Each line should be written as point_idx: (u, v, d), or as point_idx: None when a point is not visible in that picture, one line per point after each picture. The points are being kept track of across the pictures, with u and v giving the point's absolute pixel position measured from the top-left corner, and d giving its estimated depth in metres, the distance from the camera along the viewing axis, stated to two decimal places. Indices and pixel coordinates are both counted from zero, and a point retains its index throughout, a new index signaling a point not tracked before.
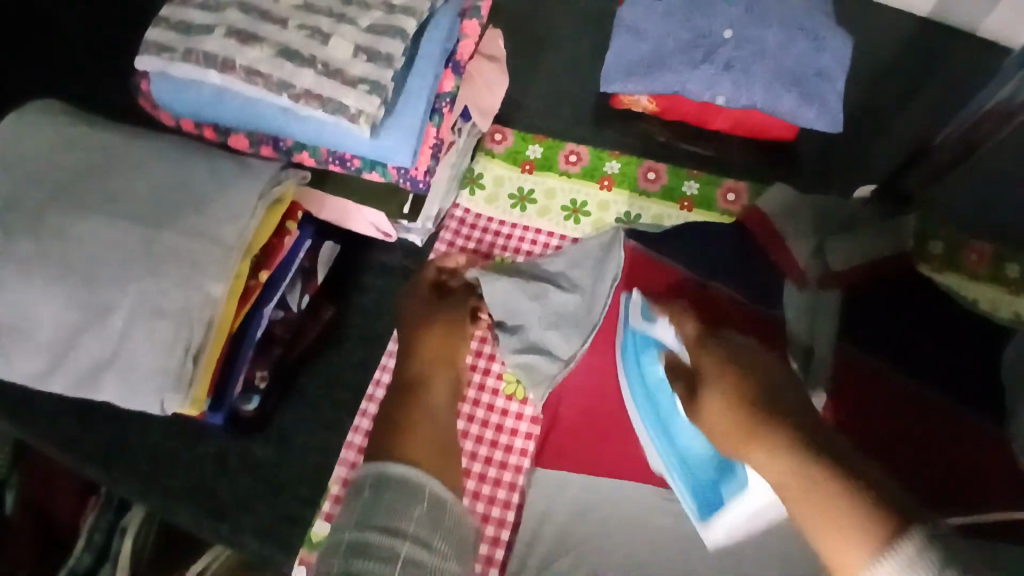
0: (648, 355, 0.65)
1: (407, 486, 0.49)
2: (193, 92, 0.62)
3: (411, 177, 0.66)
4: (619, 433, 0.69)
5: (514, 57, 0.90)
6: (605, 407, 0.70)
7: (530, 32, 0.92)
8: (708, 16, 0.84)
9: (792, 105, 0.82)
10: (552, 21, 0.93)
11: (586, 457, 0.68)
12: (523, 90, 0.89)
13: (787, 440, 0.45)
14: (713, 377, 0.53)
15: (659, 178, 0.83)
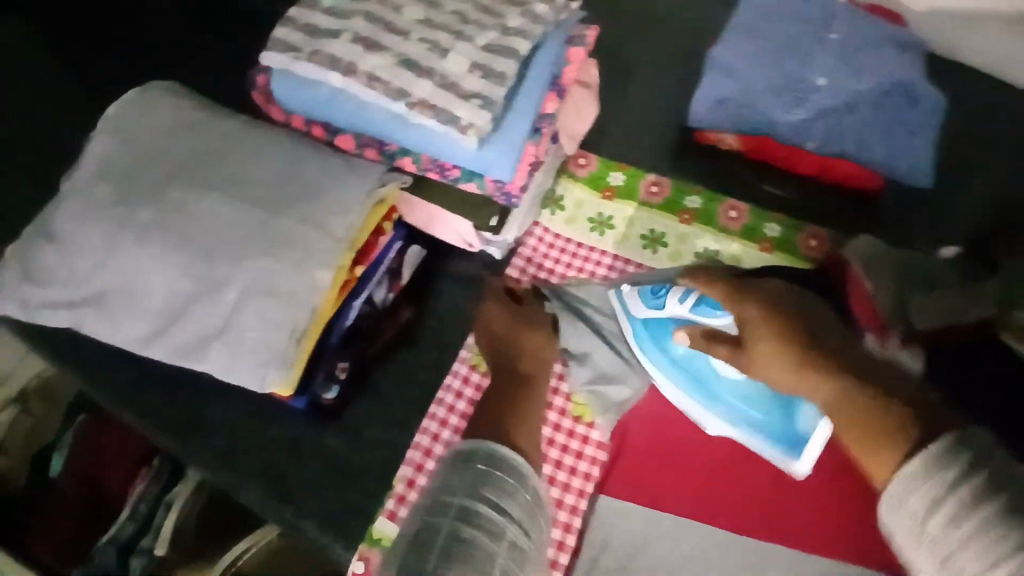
0: (666, 333, 0.70)
1: (513, 469, 0.57)
2: (312, 91, 0.66)
3: (505, 192, 0.69)
4: (686, 467, 0.69)
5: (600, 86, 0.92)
6: (674, 439, 0.70)
7: (617, 63, 0.94)
8: (802, 62, 0.86)
9: (881, 156, 0.84)
10: (640, 54, 0.95)
11: (653, 488, 0.68)
12: (608, 117, 0.91)
13: (828, 371, 0.55)
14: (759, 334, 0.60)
15: (740, 217, 0.83)
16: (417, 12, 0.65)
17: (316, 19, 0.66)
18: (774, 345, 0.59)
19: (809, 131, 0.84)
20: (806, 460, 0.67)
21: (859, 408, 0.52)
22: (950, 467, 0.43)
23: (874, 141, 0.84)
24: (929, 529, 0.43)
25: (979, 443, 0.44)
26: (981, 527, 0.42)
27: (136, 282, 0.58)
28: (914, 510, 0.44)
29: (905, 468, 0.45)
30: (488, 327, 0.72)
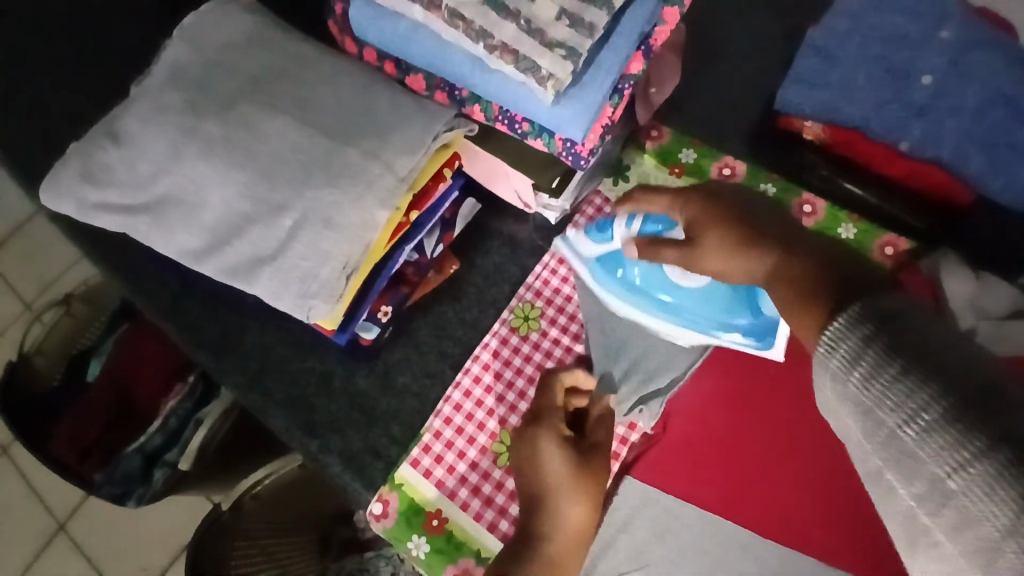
0: (616, 261, 0.70)
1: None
2: (390, 22, 0.63)
3: (574, 152, 0.65)
4: (719, 462, 0.66)
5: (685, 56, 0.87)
6: (712, 434, 0.67)
7: (709, 32, 0.88)
8: (911, 56, 0.79)
9: (979, 168, 0.77)
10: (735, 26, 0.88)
11: (684, 479, 0.66)
12: (687, 90, 0.86)
13: (759, 253, 0.58)
14: (701, 230, 0.63)
15: (814, 213, 0.78)
16: None
17: None
18: (714, 242, 0.61)
19: (907, 130, 0.78)
20: (780, 344, 0.67)
21: (791, 275, 0.54)
22: (865, 327, 0.43)
23: (975, 150, 0.77)
24: (849, 387, 0.43)
25: (892, 305, 0.44)
26: (897, 379, 0.41)
27: (195, 192, 0.57)
28: (834, 370, 0.44)
29: (825, 332, 0.46)
30: (540, 471, 0.60)
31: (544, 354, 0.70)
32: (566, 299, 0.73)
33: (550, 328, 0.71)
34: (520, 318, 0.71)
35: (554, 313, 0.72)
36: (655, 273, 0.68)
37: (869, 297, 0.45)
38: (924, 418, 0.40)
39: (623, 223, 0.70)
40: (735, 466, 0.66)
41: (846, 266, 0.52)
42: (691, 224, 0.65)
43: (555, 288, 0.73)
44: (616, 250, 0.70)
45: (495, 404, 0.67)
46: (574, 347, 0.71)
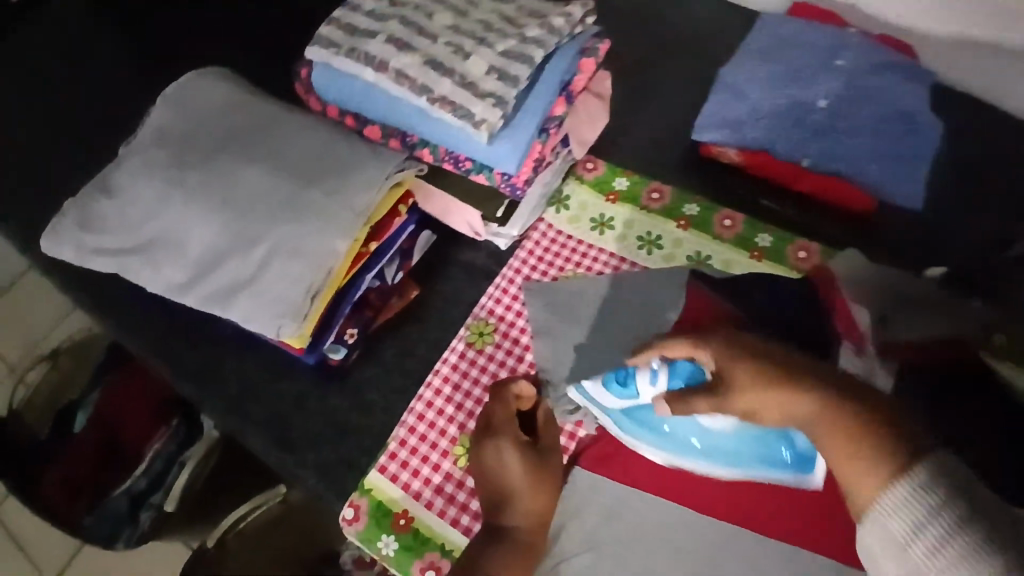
0: (645, 411, 0.71)
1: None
2: (347, 83, 0.73)
3: (511, 185, 0.75)
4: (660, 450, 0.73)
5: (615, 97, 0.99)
6: None
7: (636, 74, 0.99)
8: (808, 86, 0.90)
9: (876, 177, 0.86)
10: (658, 68, 1.00)
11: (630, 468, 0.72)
12: (619, 127, 0.97)
13: (807, 397, 0.59)
14: (741, 375, 0.62)
15: (734, 226, 0.87)
16: (446, 19, 0.74)
17: (356, 20, 0.74)
18: (748, 379, 0.61)
19: (808, 149, 0.87)
20: (820, 471, 0.69)
21: (848, 425, 0.57)
22: (923, 502, 0.49)
23: (871, 162, 0.86)
24: (912, 557, 0.48)
25: (959, 474, 0.49)
26: (962, 557, 0.46)
27: (177, 234, 0.66)
28: (901, 541, 0.49)
29: (886, 495, 0.51)
30: (504, 480, 0.66)
31: (498, 364, 0.78)
32: (516, 315, 0.81)
33: (502, 341, 0.80)
34: (476, 333, 0.79)
35: (506, 328, 0.80)
36: (690, 423, 0.70)
37: (938, 457, 0.50)
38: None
39: (645, 377, 0.70)
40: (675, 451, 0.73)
41: (888, 417, 0.56)
42: (718, 364, 0.64)
43: (506, 305, 0.82)
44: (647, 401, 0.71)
45: (455, 412, 0.74)
46: (524, 356, 0.79)
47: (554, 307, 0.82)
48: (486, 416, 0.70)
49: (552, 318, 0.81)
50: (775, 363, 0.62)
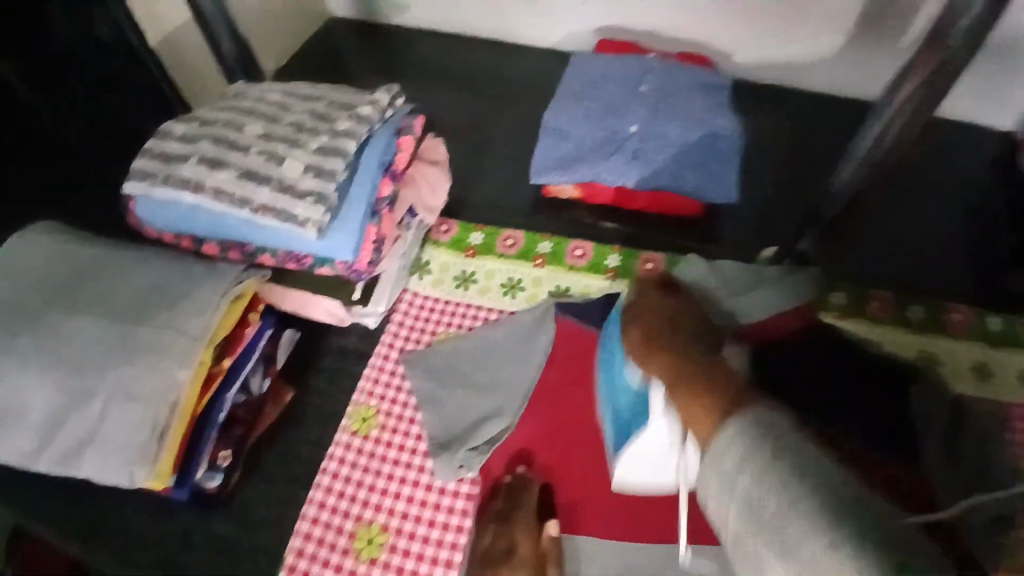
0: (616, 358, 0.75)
1: None
2: (173, 211, 0.75)
3: (356, 270, 0.78)
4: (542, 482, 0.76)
5: (460, 162, 1.06)
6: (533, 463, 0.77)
7: (474, 139, 1.09)
8: (619, 117, 0.97)
9: (693, 183, 0.92)
10: (492, 131, 1.10)
11: None
12: (467, 186, 1.03)
13: (670, 360, 0.63)
14: (641, 313, 0.71)
15: (585, 254, 0.94)
16: (257, 129, 0.77)
17: (169, 146, 0.76)
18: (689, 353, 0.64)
19: (628, 172, 0.92)
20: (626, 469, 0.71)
21: (700, 390, 0.58)
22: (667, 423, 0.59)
23: (684, 171, 0.92)
24: (738, 482, 0.49)
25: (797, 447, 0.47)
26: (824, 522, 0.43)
27: (11, 400, 0.63)
28: (725, 469, 0.50)
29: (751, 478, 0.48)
30: None
31: (386, 445, 0.79)
32: (397, 389, 0.82)
33: (387, 419, 0.80)
34: (358, 420, 0.80)
35: (388, 406, 0.81)
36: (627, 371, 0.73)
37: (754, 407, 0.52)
38: (817, 527, 0.43)
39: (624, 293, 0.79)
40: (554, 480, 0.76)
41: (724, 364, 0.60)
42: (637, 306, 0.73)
43: (386, 382, 0.83)
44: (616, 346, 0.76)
45: (350, 505, 0.74)
46: (411, 429, 0.80)
47: (435, 371, 0.83)
48: (485, 543, 0.69)
49: (431, 381, 0.82)
50: (667, 342, 0.66)
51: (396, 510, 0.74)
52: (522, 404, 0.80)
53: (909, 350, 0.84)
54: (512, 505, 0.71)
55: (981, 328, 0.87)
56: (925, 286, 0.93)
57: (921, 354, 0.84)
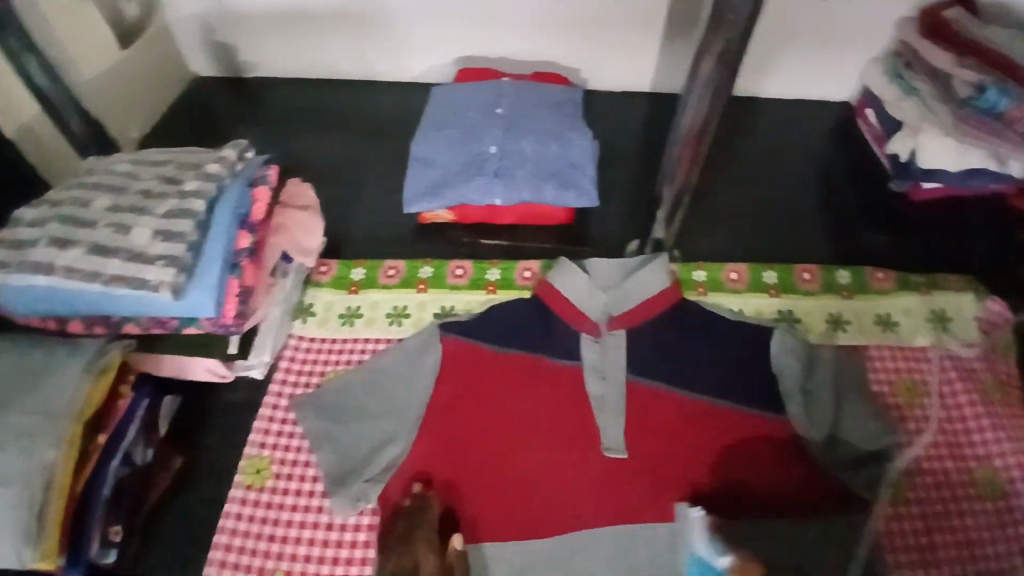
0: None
1: None
2: (28, 293, 0.74)
3: (223, 324, 0.80)
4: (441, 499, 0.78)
5: (337, 202, 1.09)
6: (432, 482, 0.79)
7: (349, 178, 1.12)
8: (478, 140, 1.01)
9: (554, 194, 0.96)
10: (367, 168, 1.13)
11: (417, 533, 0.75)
12: (345, 225, 1.05)
13: None
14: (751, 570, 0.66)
15: (466, 272, 0.97)
16: (106, 202, 0.77)
17: (19, 233, 0.76)
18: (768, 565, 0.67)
19: (493, 191, 0.96)
20: None
21: None
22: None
23: (543, 183, 0.96)
24: None
25: None
26: None
27: None
28: None
29: None
30: None
31: (282, 492, 0.81)
32: (290, 435, 0.85)
33: (282, 466, 0.82)
34: (251, 473, 0.82)
35: (281, 454, 0.83)
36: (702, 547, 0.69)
37: None
38: None
39: (698, 536, 0.70)
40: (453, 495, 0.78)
41: None
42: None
43: (278, 432, 0.85)
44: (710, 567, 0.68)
45: (252, 559, 0.76)
46: (307, 472, 0.82)
47: (326, 410, 0.84)
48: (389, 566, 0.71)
49: (322, 421, 0.83)
50: None
51: (298, 555, 0.76)
52: (414, 427, 0.81)
53: (767, 313, 0.92)
54: (411, 526, 0.73)
55: (833, 281, 0.94)
56: (775, 257, 1.02)
57: (778, 316, 0.91)
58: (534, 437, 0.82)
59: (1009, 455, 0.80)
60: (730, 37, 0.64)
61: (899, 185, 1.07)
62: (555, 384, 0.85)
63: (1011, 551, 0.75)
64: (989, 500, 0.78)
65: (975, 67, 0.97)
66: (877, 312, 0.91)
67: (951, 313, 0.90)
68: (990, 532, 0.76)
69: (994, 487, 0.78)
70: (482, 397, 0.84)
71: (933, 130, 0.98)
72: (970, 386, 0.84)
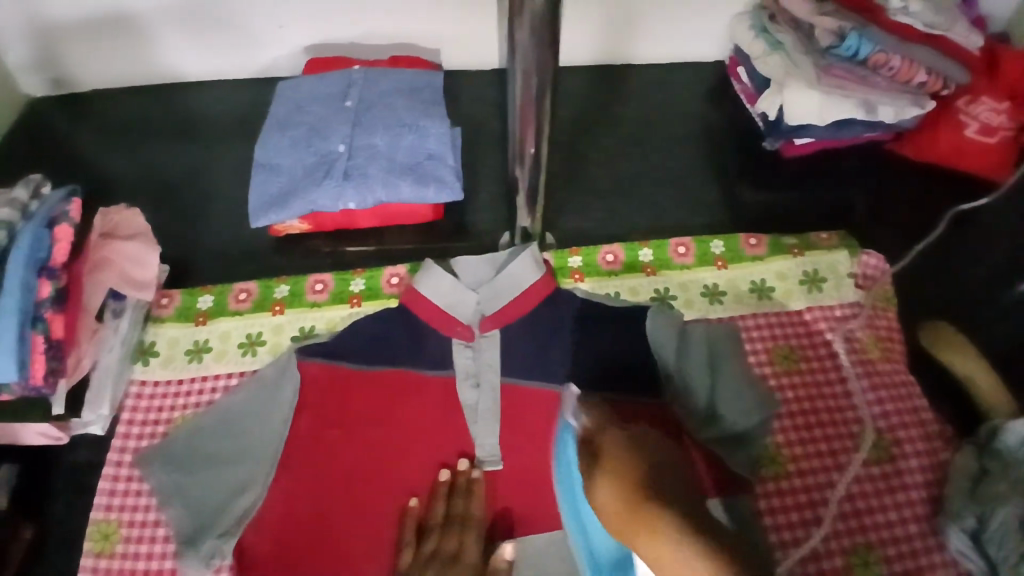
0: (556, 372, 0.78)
1: None
2: None
3: (35, 387, 0.70)
4: (307, 545, 0.73)
5: (187, 224, 1.00)
6: (297, 528, 0.74)
7: (200, 195, 1.03)
8: (325, 139, 0.92)
9: (411, 191, 0.89)
10: (219, 182, 1.04)
11: None
12: (198, 249, 0.97)
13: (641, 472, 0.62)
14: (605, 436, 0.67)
15: (326, 287, 0.88)
16: None
17: None
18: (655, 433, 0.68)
19: (344, 195, 0.88)
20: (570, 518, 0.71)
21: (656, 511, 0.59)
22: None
23: (400, 179, 0.88)
24: None
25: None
26: None
27: None
28: (664, 568, 0.56)
29: (679, 550, 0.56)
30: None
31: (134, 557, 0.75)
32: (136, 496, 0.79)
33: (131, 529, 0.77)
34: (99, 539, 0.76)
35: (129, 516, 0.78)
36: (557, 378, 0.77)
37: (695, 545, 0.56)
38: None
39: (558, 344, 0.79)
40: (319, 539, 0.73)
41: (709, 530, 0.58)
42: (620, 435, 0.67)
43: (124, 491, 0.79)
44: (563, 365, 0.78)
45: None
46: (158, 533, 0.77)
47: (173, 460, 0.78)
48: None
49: (172, 472, 0.78)
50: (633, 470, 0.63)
51: None
52: (274, 466, 0.76)
53: (643, 294, 0.89)
54: None
55: (707, 252, 0.91)
56: (655, 228, 0.98)
57: (653, 296, 0.88)
58: (402, 462, 0.77)
59: (891, 414, 0.78)
60: (535, 12, 0.60)
61: (773, 144, 1.05)
62: (424, 401, 0.80)
63: (903, 518, 0.73)
64: (877, 466, 0.76)
65: (836, 14, 0.95)
66: (752, 278, 0.89)
67: (827, 272, 0.87)
68: (880, 500, 0.74)
69: (881, 451, 0.76)
70: (345, 425, 0.79)
71: (798, 85, 0.94)
72: (849, 346, 0.82)
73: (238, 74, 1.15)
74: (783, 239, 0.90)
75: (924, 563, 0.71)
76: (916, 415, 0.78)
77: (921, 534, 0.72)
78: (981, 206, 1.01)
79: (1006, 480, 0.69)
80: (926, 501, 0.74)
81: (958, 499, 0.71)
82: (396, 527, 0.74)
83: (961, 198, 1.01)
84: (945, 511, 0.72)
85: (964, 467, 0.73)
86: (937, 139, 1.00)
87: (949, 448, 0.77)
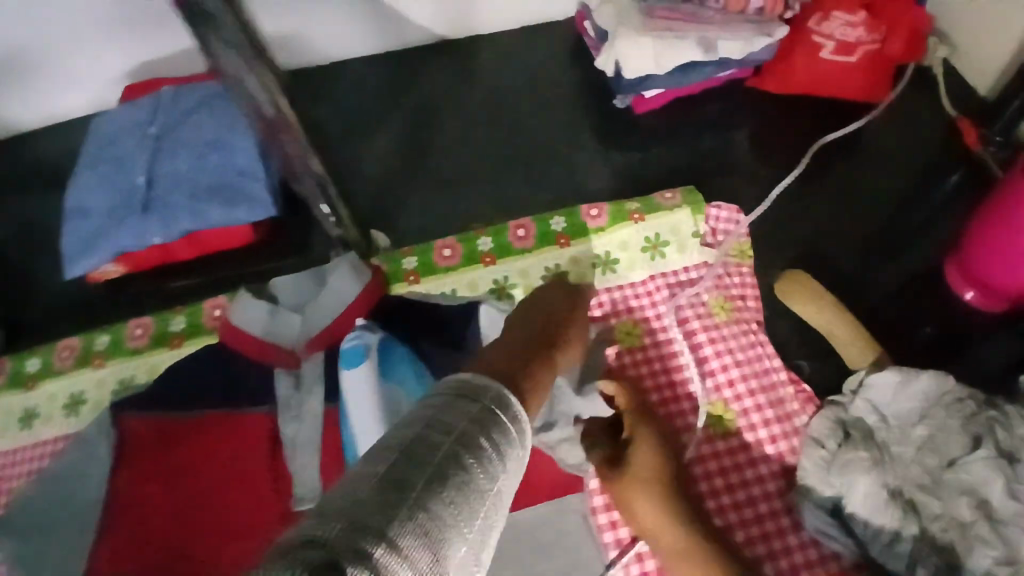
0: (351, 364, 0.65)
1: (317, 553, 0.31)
2: None
3: None
4: None
5: (21, 280, 0.95)
6: None
7: (35, 247, 0.98)
8: (127, 172, 0.85)
9: (220, 215, 0.82)
10: (52, 231, 0.99)
11: None
12: (33, 306, 0.92)
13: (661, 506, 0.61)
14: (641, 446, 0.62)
15: (146, 330, 0.84)
16: None
17: None
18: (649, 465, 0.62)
19: (148, 229, 0.82)
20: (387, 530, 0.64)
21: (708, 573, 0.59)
22: (480, 399, 0.40)
23: (205, 204, 0.82)
24: None
25: None
26: None
27: None
28: None
29: None
30: None
31: None
32: None
33: None
34: None
35: None
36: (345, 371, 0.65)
37: None
38: None
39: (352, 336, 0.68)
40: None
41: None
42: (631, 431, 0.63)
43: None
44: (362, 356, 0.66)
45: None
46: None
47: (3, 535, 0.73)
48: None
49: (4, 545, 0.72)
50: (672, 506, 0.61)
51: None
52: (96, 527, 0.72)
53: (483, 284, 0.83)
54: None
55: (548, 231, 0.85)
56: (504, 212, 0.91)
57: (493, 286, 0.82)
58: (229, 508, 0.73)
59: (736, 383, 0.73)
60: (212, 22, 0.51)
61: (625, 102, 0.95)
62: (248, 442, 0.76)
63: (753, 497, 0.68)
64: (723, 440, 0.71)
65: None
66: (596, 252, 0.82)
67: (669, 234, 0.81)
68: (726, 480, 0.69)
69: (726, 422, 0.72)
70: (169, 474, 0.74)
71: (628, 35, 0.84)
72: (692, 312, 0.77)
73: (47, 118, 1.05)
74: (624, 205, 0.83)
75: (777, 546, 0.66)
76: (768, 379, 0.73)
77: (773, 513, 0.68)
78: (861, 129, 0.91)
79: (865, 446, 0.64)
80: (777, 475, 0.69)
81: (814, 471, 0.65)
82: (222, 574, 0.71)
83: (832, 126, 0.91)
84: (800, 488, 0.66)
85: (820, 430, 0.67)
86: (793, 68, 0.90)
87: (808, 410, 0.71)
